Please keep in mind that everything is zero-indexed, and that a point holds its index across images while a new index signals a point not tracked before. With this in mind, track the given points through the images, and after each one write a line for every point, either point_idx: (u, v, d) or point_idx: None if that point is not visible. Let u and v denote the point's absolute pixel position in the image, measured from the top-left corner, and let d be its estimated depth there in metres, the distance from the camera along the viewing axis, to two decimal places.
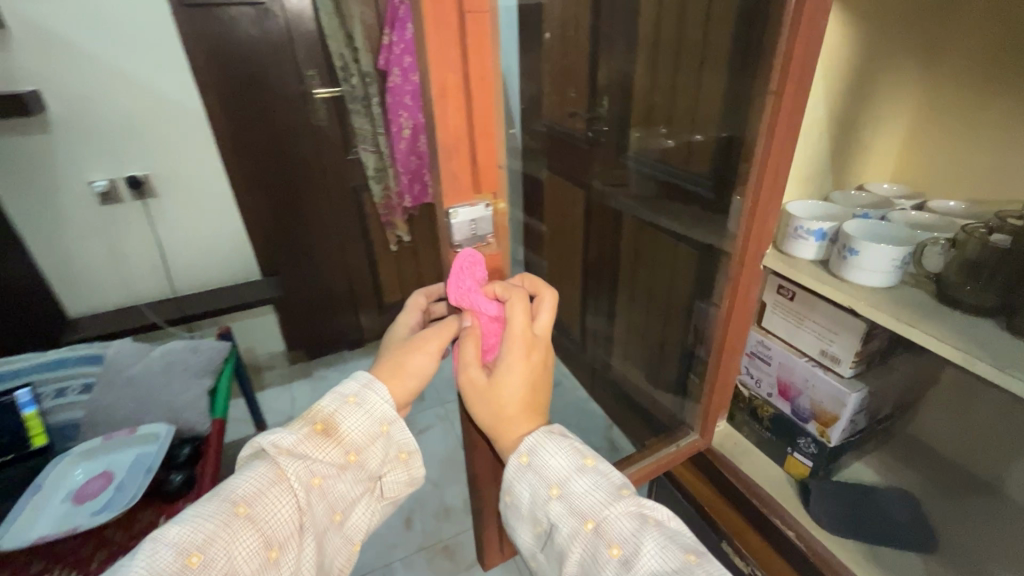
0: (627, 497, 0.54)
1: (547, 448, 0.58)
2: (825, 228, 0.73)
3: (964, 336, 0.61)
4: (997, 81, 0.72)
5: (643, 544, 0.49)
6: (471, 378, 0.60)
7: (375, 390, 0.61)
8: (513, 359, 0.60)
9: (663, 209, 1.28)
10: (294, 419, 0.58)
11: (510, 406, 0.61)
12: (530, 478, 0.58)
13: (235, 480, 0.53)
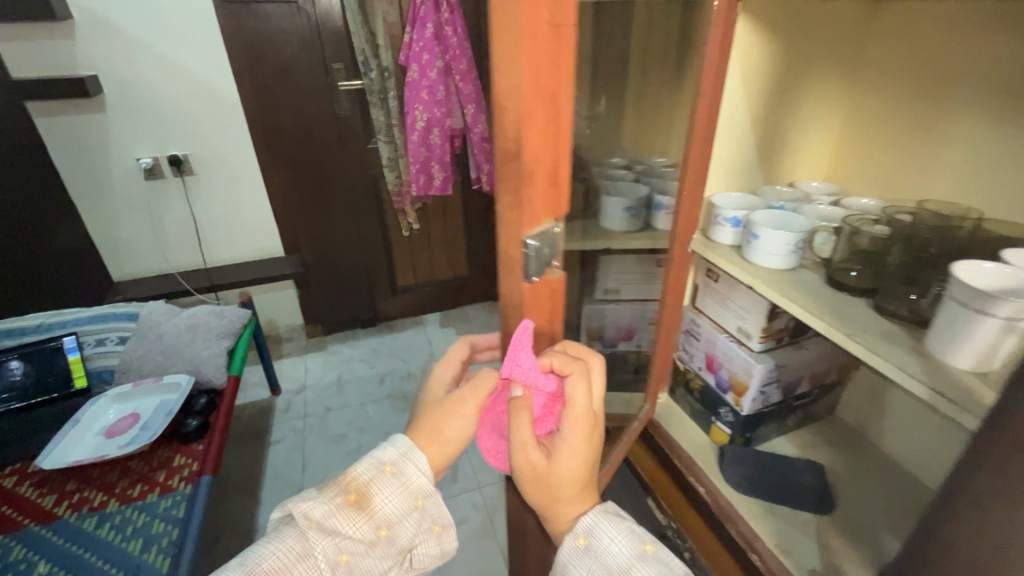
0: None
1: (606, 531, 0.54)
2: (739, 216, 0.82)
3: (830, 310, 0.69)
4: (903, 91, 0.80)
5: None
6: (526, 460, 0.54)
7: (412, 461, 0.59)
8: (575, 442, 0.54)
9: None
10: (329, 484, 0.57)
11: (568, 487, 0.55)
12: (589, 563, 0.54)
13: (265, 547, 0.54)
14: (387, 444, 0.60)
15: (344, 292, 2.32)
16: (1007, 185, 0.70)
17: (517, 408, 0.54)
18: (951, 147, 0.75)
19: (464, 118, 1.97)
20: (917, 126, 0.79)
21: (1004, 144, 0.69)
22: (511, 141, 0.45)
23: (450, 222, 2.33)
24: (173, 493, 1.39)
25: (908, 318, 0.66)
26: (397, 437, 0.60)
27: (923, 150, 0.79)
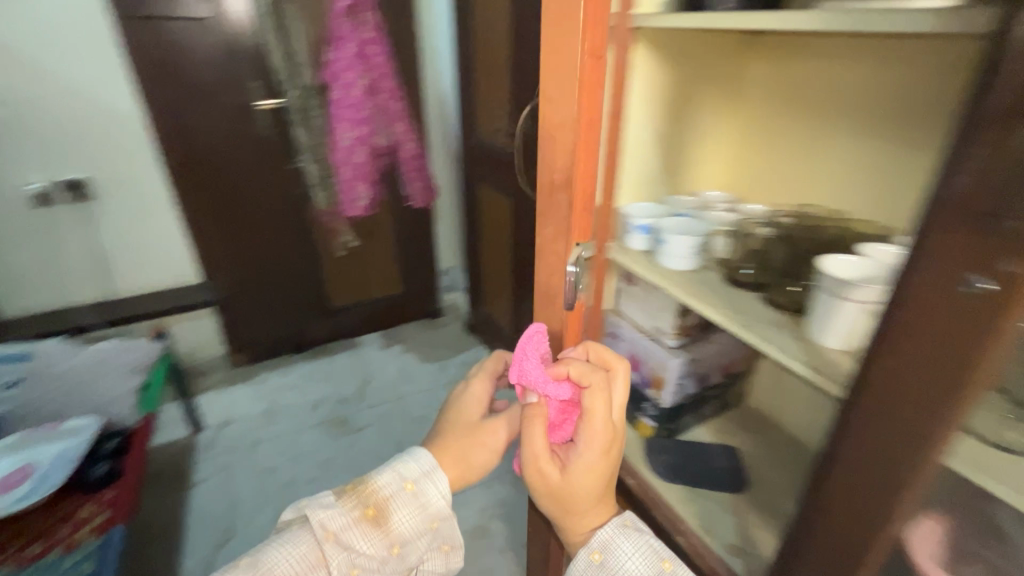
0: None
1: (622, 549, 0.60)
2: (647, 224, 0.89)
3: (732, 306, 0.77)
4: (782, 112, 0.91)
5: None
6: (540, 471, 0.60)
7: (430, 485, 0.65)
8: (586, 459, 0.58)
9: None
10: (350, 496, 0.64)
11: (580, 498, 0.61)
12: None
13: (285, 550, 0.60)
14: (408, 460, 0.67)
15: (269, 317, 2.22)
16: (866, 192, 0.81)
17: (533, 422, 0.60)
18: (822, 160, 0.87)
19: (391, 136, 1.96)
20: (795, 142, 0.91)
21: (862, 160, 0.81)
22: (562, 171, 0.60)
23: (381, 241, 2.30)
24: (80, 548, 1.25)
25: (790, 307, 0.75)
26: (424, 453, 0.67)
27: (800, 163, 0.91)
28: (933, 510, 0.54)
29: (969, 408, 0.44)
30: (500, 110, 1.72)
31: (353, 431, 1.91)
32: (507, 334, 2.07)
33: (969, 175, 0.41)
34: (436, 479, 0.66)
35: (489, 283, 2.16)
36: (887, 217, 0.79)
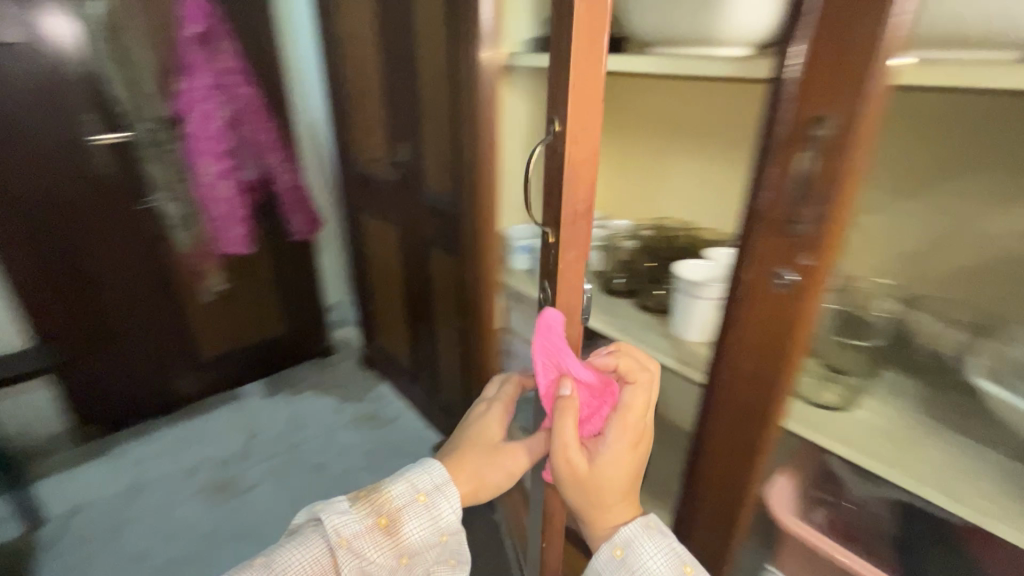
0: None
1: (648, 549, 0.50)
2: (527, 245, 0.95)
3: (608, 315, 0.84)
4: (632, 138, 1.02)
5: None
6: (570, 465, 0.53)
7: (446, 494, 0.57)
8: (622, 449, 0.52)
9: (443, 240, 1.46)
10: (362, 500, 0.55)
11: (614, 496, 0.53)
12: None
13: (286, 554, 0.52)
14: (424, 467, 0.58)
15: (126, 376, 1.93)
16: (703, 205, 0.93)
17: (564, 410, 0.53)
18: (667, 178, 0.98)
19: (261, 167, 1.85)
20: (643, 163, 1.02)
21: (698, 177, 0.93)
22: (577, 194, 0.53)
23: (259, 282, 2.12)
24: None
25: (657, 309, 0.85)
26: (438, 464, 0.59)
27: (648, 180, 1.02)
28: (780, 467, 0.64)
29: (792, 378, 0.54)
30: (377, 138, 1.70)
31: (240, 493, 1.72)
32: (404, 364, 2.02)
33: (769, 187, 0.51)
34: (452, 492, 0.57)
35: (381, 313, 2.10)
36: (724, 225, 0.90)
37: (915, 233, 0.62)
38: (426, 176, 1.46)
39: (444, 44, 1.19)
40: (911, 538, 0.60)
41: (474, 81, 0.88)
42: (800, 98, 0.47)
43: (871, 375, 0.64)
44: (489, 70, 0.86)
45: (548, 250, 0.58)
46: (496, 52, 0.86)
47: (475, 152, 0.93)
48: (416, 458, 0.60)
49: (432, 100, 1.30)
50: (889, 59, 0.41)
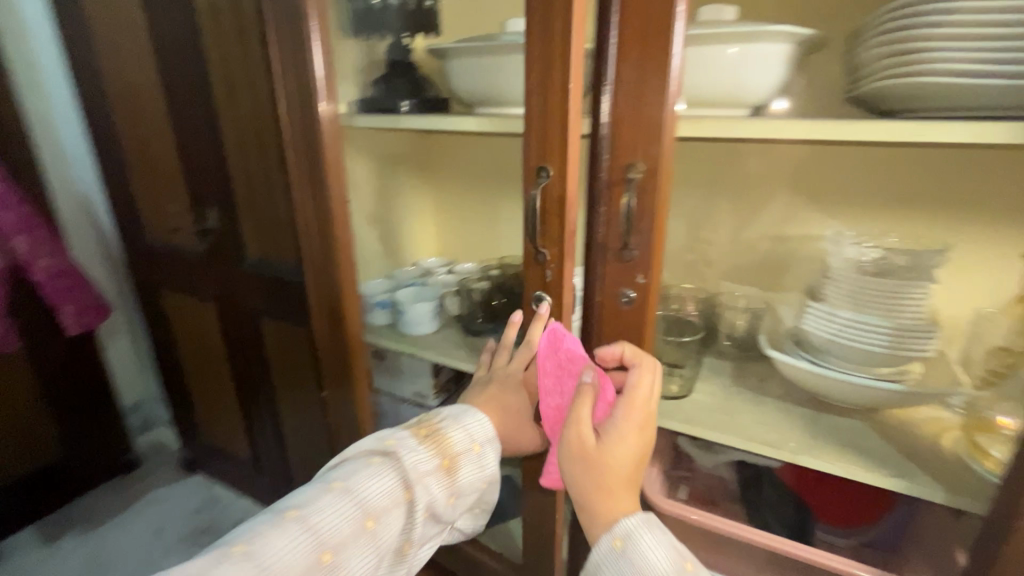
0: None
1: (646, 540, 0.50)
2: (384, 299, 0.95)
3: (477, 354, 0.88)
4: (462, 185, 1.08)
5: None
6: (578, 438, 0.55)
7: (492, 449, 0.71)
8: (630, 430, 0.55)
9: (280, 307, 1.33)
10: (431, 442, 0.66)
11: (616, 480, 0.54)
12: (625, 567, 0.50)
13: (369, 482, 0.62)
14: (471, 416, 0.70)
15: None
16: None
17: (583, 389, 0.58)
18: None
19: (8, 254, 1.43)
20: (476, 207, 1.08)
21: None
22: (563, 211, 0.61)
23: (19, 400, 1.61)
24: None
25: (487, 322, 0.90)
26: (482, 418, 0.71)
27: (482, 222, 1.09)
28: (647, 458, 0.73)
29: None
30: (176, 204, 1.49)
31: None
32: (242, 454, 1.76)
33: (602, 223, 0.61)
34: (492, 446, 0.70)
35: (202, 402, 1.81)
36: None
37: (707, 244, 0.77)
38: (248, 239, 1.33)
39: (256, 98, 1.11)
40: (747, 487, 0.74)
41: (308, 145, 0.78)
42: (611, 147, 0.58)
43: (697, 363, 0.77)
44: (330, 130, 0.77)
45: (545, 263, 0.65)
46: (334, 105, 0.77)
47: (307, 216, 0.84)
48: (460, 408, 0.72)
49: (249, 158, 1.20)
50: (672, 115, 0.53)
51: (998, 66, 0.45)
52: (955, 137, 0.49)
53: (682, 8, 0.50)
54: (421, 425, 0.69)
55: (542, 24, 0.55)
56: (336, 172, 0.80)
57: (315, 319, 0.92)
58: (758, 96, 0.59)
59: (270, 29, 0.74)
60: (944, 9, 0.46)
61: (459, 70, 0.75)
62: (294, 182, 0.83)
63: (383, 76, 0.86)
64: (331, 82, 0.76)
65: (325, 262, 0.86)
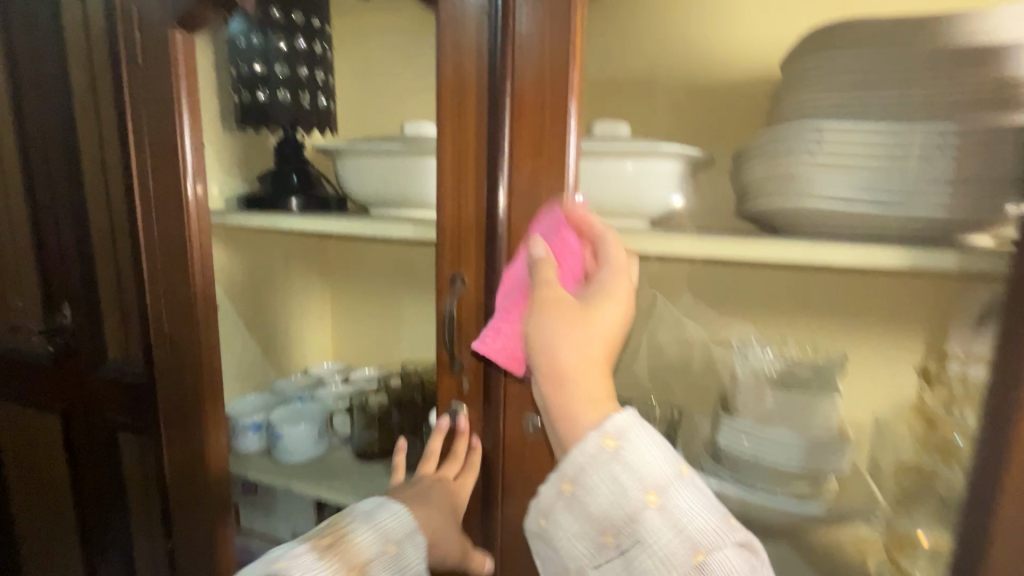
0: (736, 532, 0.45)
1: (646, 444, 0.46)
2: (258, 420, 0.82)
3: (366, 489, 0.74)
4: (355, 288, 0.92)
5: (679, 496, 0.45)
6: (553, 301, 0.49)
7: (414, 544, 0.57)
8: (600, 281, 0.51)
9: (142, 421, 1.11)
10: (332, 549, 0.55)
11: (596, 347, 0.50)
12: (618, 469, 0.46)
13: None
14: (383, 510, 0.58)
15: None
16: None
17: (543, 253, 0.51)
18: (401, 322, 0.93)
19: None
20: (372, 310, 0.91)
21: None
22: (477, 317, 0.57)
23: None
24: None
25: (382, 454, 0.80)
26: (403, 512, 0.58)
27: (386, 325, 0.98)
28: None
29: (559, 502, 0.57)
30: (21, 298, 1.26)
31: None
32: None
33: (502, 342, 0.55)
34: (416, 541, 0.57)
35: (30, 544, 1.44)
36: None
37: None
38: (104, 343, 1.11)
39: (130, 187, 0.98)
40: None
41: (169, 237, 0.69)
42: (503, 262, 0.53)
43: None
44: (194, 213, 0.68)
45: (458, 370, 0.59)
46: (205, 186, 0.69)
47: (160, 317, 0.73)
48: (376, 502, 0.60)
49: (119, 249, 1.04)
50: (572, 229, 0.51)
51: (870, 195, 0.50)
52: (839, 258, 0.53)
53: (576, 123, 0.50)
54: (328, 529, 0.57)
55: (458, 134, 0.53)
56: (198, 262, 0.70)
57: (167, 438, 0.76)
58: (657, 208, 0.58)
59: (132, 107, 0.66)
60: (816, 139, 0.51)
61: (353, 168, 0.69)
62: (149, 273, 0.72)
63: (271, 171, 0.77)
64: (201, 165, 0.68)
65: (183, 364, 0.73)
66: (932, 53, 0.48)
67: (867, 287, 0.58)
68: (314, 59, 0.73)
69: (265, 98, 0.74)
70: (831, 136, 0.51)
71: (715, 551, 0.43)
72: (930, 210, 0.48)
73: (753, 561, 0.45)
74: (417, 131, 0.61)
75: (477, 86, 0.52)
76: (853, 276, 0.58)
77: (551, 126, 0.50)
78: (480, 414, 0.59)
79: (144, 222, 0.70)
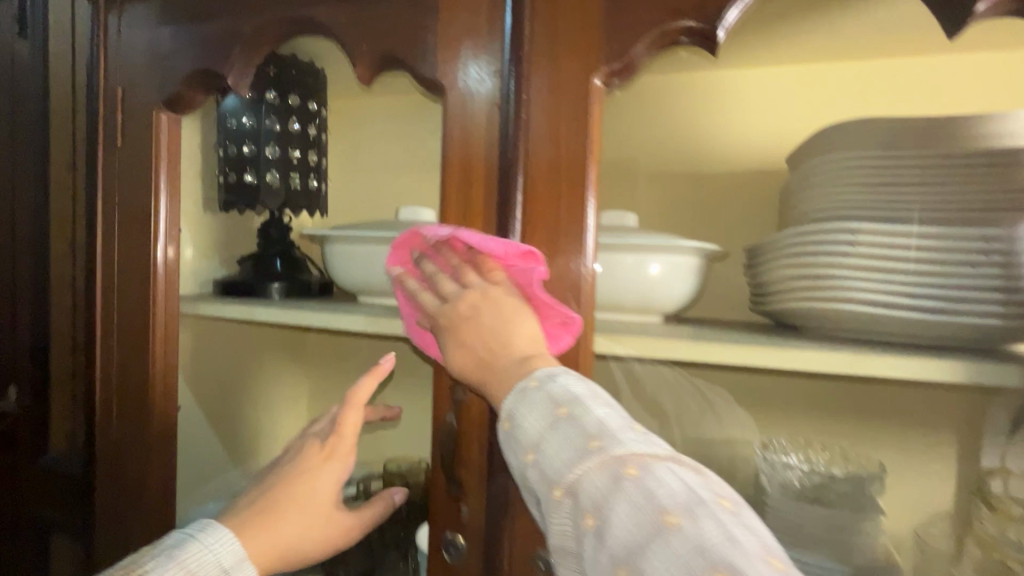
0: (600, 452, 0.36)
1: (521, 416, 0.40)
2: None
3: None
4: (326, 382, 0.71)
5: (555, 450, 0.38)
6: (442, 345, 0.47)
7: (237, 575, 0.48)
8: (469, 279, 0.46)
9: (70, 523, 0.95)
10: None
11: (485, 348, 0.44)
12: (509, 451, 0.41)
13: None
14: (200, 541, 0.48)
15: None
16: None
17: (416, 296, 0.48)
18: None
19: None
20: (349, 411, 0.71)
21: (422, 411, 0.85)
22: (481, 434, 0.49)
23: None
24: None
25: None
26: (231, 539, 0.49)
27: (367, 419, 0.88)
28: None
29: None
30: None
31: None
32: None
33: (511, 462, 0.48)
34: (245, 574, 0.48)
35: None
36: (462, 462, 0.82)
37: None
38: (32, 436, 0.96)
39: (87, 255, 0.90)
40: None
41: (133, 305, 0.63)
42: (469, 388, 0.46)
43: None
44: (159, 284, 0.63)
45: (457, 493, 0.50)
46: (178, 253, 0.64)
47: (107, 387, 0.66)
48: (199, 526, 0.51)
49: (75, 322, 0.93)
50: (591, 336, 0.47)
51: (918, 299, 0.47)
52: (889, 369, 0.49)
53: (594, 222, 0.45)
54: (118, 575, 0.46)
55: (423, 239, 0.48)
56: (161, 338, 0.64)
57: (102, 544, 0.67)
58: (669, 305, 0.55)
59: (106, 177, 0.62)
60: (850, 241, 0.49)
61: (346, 256, 0.65)
62: (108, 352, 0.65)
63: (253, 255, 0.71)
64: (174, 235, 0.63)
65: (131, 451, 0.65)
66: (960, 159, 0.48)
67: (907, 399, 0.52)
68: (308, 141, 0.68)
69: (253, 180, 0.69)
70: (864, 240, 0.49)
71: (584, 483, 0.36)
72: (984, 315, 0.46)
73: (630, 474, 0.35)
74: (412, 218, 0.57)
75: (484, 180, 0.46)
76: (902, 388, 0.51)
77: (567, 240, 0.45)
78: (481, 550, 0.50)
79: (99, 281, 0.64)
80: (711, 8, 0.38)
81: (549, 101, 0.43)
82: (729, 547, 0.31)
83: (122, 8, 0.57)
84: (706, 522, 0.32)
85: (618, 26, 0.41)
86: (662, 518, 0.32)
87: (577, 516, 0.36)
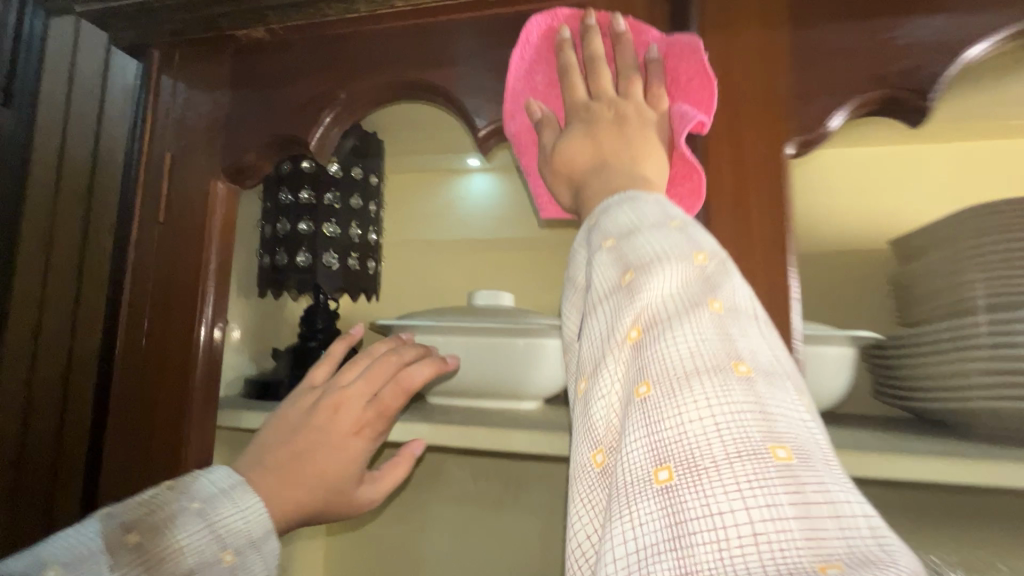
0: (699, 269, 0.27)
1: (622, 205, 0.31)
2: None
3: None
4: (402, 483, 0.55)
5: (643, 245, 0.28)
6: (559, 138, 0.37)
7: (261, 547, 0.42)
8: (631, 90, 0.37)
9: None
10: (130, 540, 0.38)
11: (625, 150, 0.34)
12: (584, 235, 0.32)
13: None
14: (230, 501, 0.42)
15: None
16: None
17: (562, 69, 0.39)
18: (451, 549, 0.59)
19: None
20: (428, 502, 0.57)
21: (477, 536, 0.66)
22: None
23: None
24: None
25: None
26: (259, 508, 0.43)
27: None
28: None
29: None
30: None
31: None
32: None
33: None
34: (269, 548, 0.43)
35: None
36: None
37: None
38: None
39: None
40: None
41: (156, 414, 0.49)
42: (571, 181, 0.36)
43: None
44: (198, 382, 0.49)
45: None
46: (223, 337, 0.51)
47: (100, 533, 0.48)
48: (225, 479, 0.43)
49: None
50: None
51: None
52: None
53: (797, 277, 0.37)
54: (140, 521, 0.39)
55: (582, 27, 0.40)
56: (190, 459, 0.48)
57: None
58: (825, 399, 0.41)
59: (140, 254, 0.51)
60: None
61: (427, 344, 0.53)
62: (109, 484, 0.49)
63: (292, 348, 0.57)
64: (220, 323, 0.50)
65: None
66: None
67: None
68: (368, 219, 0.57)
69: (305, 260, 0.58)
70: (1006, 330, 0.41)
71: (651, 293, 0.27)
72: None
73: (711, 312, 0.26)
74: (494, 302, 0.53)
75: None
76: None
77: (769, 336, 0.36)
78: None
79: (114, 379, 0.50)
80: (924, 76, 0.35)
81: (734, 180, 0.38)
82: (795, 427, 0.24)
83: (180, 69, 0.50)
84: (781, 394, 0.24)
85: (813, 97, 0.37)
86: (730, 363, 0.24)
87: (618, 321, 0.27)
